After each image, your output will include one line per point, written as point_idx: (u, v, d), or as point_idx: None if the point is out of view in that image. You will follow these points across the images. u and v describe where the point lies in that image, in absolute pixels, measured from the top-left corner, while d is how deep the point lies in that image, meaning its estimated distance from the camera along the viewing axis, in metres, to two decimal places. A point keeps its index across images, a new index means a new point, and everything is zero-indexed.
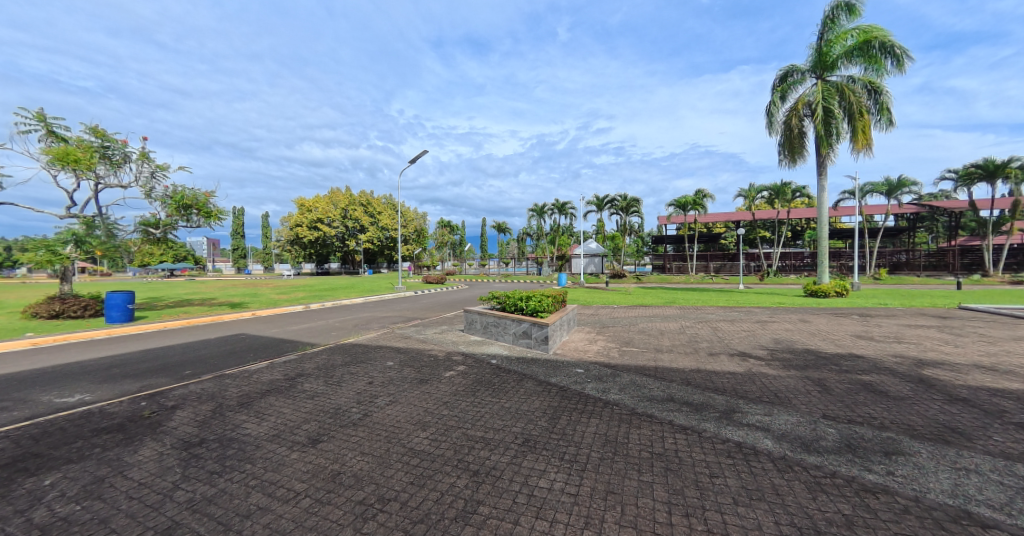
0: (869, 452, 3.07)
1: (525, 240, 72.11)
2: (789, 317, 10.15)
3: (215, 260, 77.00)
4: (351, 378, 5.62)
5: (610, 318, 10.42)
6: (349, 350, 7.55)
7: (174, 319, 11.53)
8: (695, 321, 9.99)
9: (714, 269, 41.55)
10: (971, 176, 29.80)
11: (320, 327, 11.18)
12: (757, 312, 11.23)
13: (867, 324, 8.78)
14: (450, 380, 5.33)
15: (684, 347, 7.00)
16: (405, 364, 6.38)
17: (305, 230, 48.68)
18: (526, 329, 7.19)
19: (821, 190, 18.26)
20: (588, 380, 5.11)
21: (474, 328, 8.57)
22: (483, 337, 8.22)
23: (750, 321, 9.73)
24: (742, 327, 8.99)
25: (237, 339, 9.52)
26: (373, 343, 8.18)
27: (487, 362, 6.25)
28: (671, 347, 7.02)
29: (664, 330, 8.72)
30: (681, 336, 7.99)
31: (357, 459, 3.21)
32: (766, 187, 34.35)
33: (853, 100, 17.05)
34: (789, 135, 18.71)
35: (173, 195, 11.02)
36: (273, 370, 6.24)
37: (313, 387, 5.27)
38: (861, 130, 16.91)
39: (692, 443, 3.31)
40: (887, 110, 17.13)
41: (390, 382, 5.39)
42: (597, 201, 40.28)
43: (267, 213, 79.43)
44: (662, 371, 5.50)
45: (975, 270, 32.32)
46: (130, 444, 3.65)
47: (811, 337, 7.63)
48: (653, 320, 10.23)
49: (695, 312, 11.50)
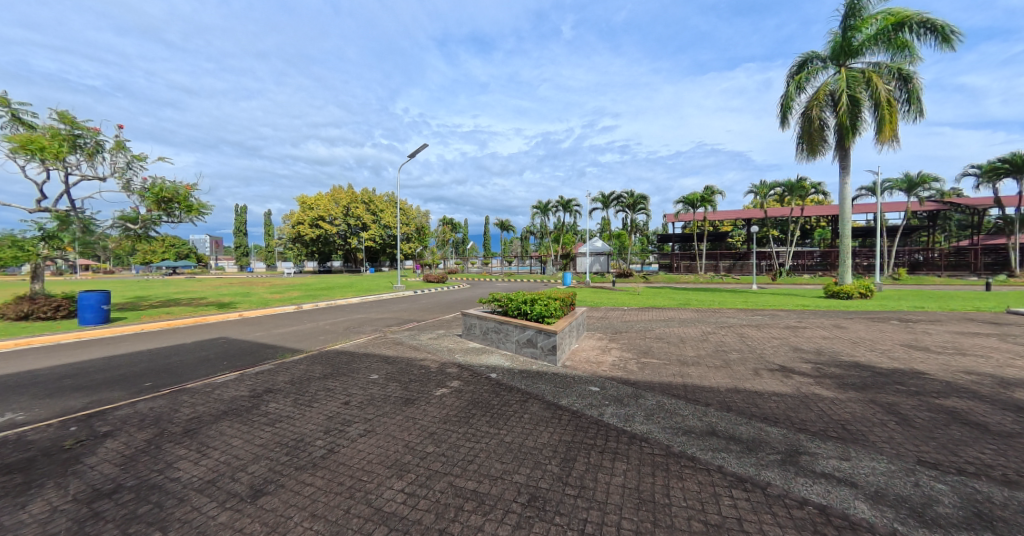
0: (1015, 528, 2.20)
1: (529, 238, 71.29)
2: (820, 322, 9.20)
3: (217, 258, 76.80)
4: (325, 396, 4.80)
5: (622, 323, 9.51)
6: (332, 359, 6.72)
7: (154, 321, 10.75)
8: (716, 326, 9.05)
9: (724, 268, 40.32)
10: (997, 172, 28.62)
11: (309, 330, 10.38)
12: (782, 316, 10.32)
13: (914, 332, 7.83)
14: (442, 401, 4.49)
15: (713, 359, 6.09)
16: (391, 376, 5.55)
17: (306, 228, 48.04)
18: (530, 337, 6.36)
19: (843, 186, 17.18)
20: (606, 404, 4.24)
21: (472, 335, 7.73)
22: (483, 344, 7.38)
23: (779, 327, 8.77)
24: (772, 334, 8.06)
25: (217, 343, 8.72)
26: (360, 351, 7.33)
27: (485, 377, 5.37)
28: (697, 359, 6.12)
29: (685, 337, 7.82)
30: (705, 345, 7.08)
31: (304, 527, 2.38)
32: (779, 184, 33.08)
33: (880, 88, 15.99)
34: (808, 127, 17.61)
35: (152, 188, 10.24)
36: (240, 384, 5.41)
37: (278, 408, 4.45)
38: (889, 120, 15.80)
39: (758, 507, 2.44)
40: (917, 99, 16.10)
41: (369, 403, 4.53)
42: (603, 198, 39.25)
43: (270, 211, 79.13)
44: (694, 391, 4.63)
45: (1000, 269, 30.92)
46: (21, 495, 2.81)
47: (856, 346, 6.71)
48: (670, 324, 9.31)
49: (714, 316, 10.59)
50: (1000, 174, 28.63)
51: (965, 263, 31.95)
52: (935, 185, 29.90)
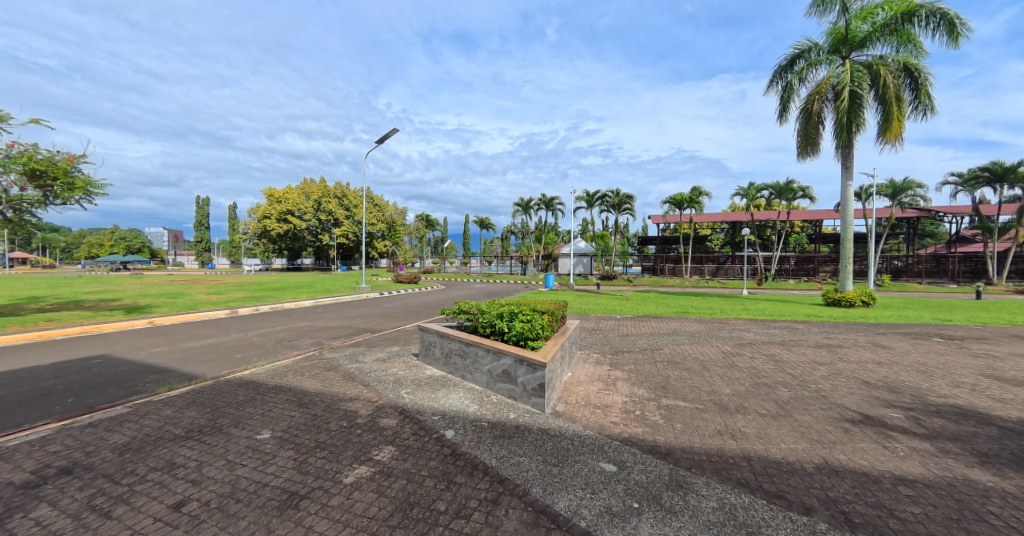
0: None
1: (509, 239, 69.53)
2: (853, 339, 7.69)
3: (178, 253, 71.98)
4: (153, 487, 2.80)
5: (621, 339, 7.73)
6: (223, 399, 4.66)
7: (24, 331, 8.28)
8: (734, 344, 7.40)
9: (709, 272, 39.45)
10: (978, 179, 28.51)
11: (227, 345, 8.16)
12: (802, 330, 8.83)
13: (978, 356, 6.36)
14: (349, 504, 2.56)
15: (763, 401, 4.38)
16: (289, 438, 3.58)
17: (274, 222, 44.75)
18: (506, 368, 4.53)
19: (841, 187, 15.99)
20: (635, 514, 2.42)
21: (432, 357, 5.91)
22: (445, 373, 5.52)
23: (811, 346, 7.17)
24: (810, 356, 6.45)
25: (89, 364, 6.44)
26: (273, 382, 5.30)
27: (435, 439, 3.48)
28: (740, 401, 4.39)
29: (705, 362, 6.09)
30: (738, 376, 5.35)
31: None
32: (766, 186, 32.24)
33: (888, 82, 14.18)
34: (808, 123, 15.88)
35: (17, 157, 7.84)
36: (36, 453, 3.32)
37: (38, 524, 2.41)
38: (897, 118, 14.01)
39: None
40: (927, 95, 14.45)
41: (216, 509, 2.55)
42: (586, 197, 37.70)
43: (235, 204, 74.41)
44: (769, 474, 2.88)
45: (979, 277, 30.76)
46: None
47: (931, 379, 5.14)
48: (678, 342, 7.61)
49: (724, 330, 8.96)
50: (981, 181, 28.53)
51: (943, 271, 31.80)
52: (919, 191, 29.67)
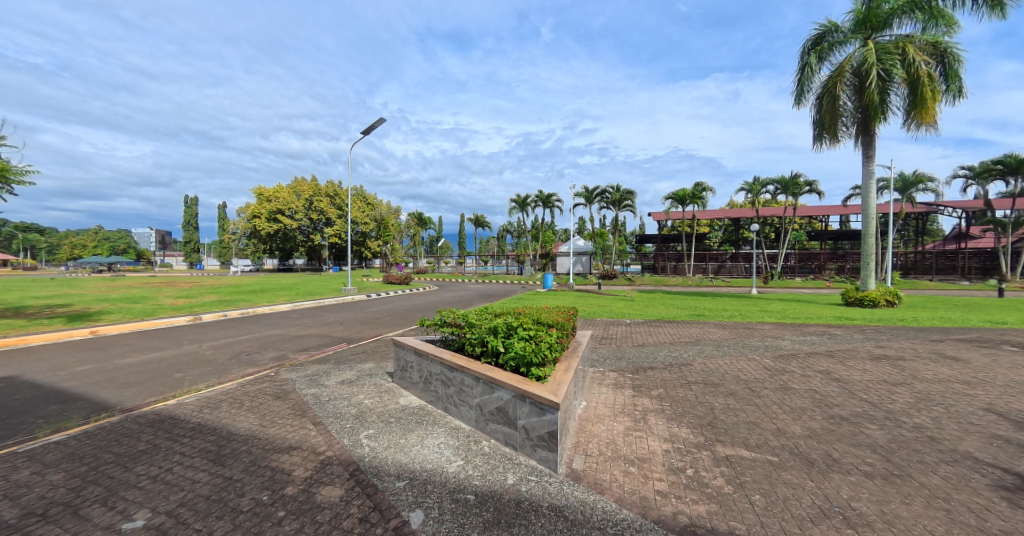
0: None
1: (505, 238, 68.25)
2: (912, 349, 6.51)
3: (166, 254, 70.37)
4: None
5: (639, 352, 6.54)
6: (113, 450, 3.37)
7: None
8: (775, 357, 6.18)
9: (712, 271, 38.32)
10: (991, 172, 27.48)
11: (173, 361, 6.87)
12: (844, 337, 7.67)
13: None
14: None
15: (861, 452, 3.15)
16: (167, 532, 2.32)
17: (264, 222, 43.24)
18: (502, 405, 3.33)
19: (864, 177, 14.67)
20: None
21: (410, 381, 4.73)
22: (425, 404, 4.32)
23: (869, 359, 5.96)
24: (874, 373, 5.25)
25: None
26: (198, 420, 4.03)
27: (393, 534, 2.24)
28: (831, 451, 3.16)
29: (751, 384, 4.86)
30: (803, 404, 4.15)
31: None
32: (771, 180, 31.08)
33: (918, 61, 12.96)
34: (830, 108, 14.61)
35: None
36: None
37: None
38: (930, 101, 12.81)
39: None
40: (958, 76, 13.35)
41: None
42: (585, 193, 36.45)
43: (224, 205, 72.63)
44: None
45: (991, 274, 29.69)
46: None
47: None
48: (707, 354, 6.38)
49: (754, 338, 7.78)
50: (994, 174, 27.51)
51: (953, 267, 30.79)
52: (930, 185, 28.53)
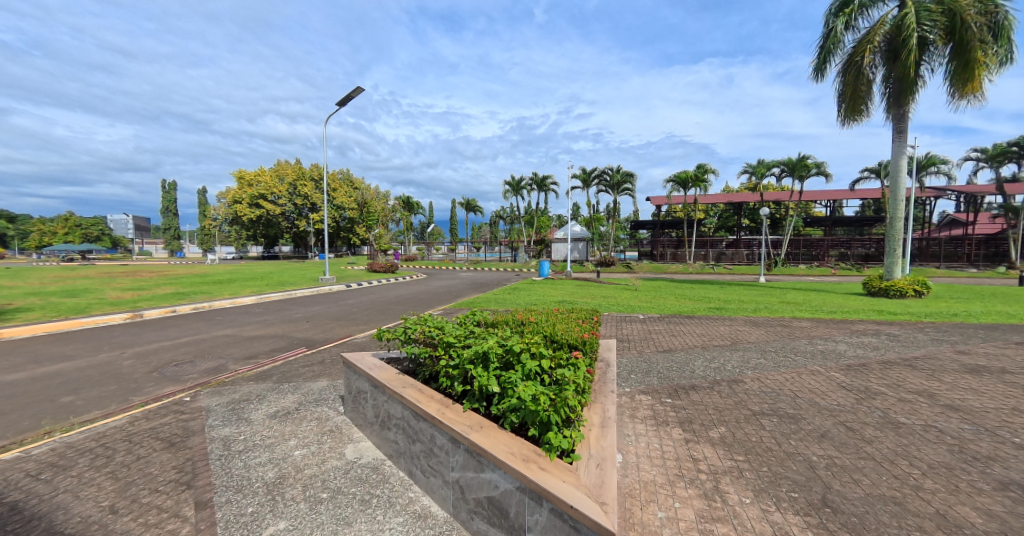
0: None
1: (498, 224, 66.37)
2: (1009, 357, 5.20)
3: (144, 242, 67.18)
4: None
5: (669, 363, 5.15)
6: None
7: None
8: (845, 369, 4.82)
9: (713, 257, 37.13)
10: (1006, 155, 26.30)
11: (75, 375, 5.34)
12: (908, 339, 6.33)
13: None
14: None
15: None
16: None
17: (245, 207, 40.88)
18: (498, 496, 1.91)
19: (894, 155, 13.30)
20: None
21: (365, 420, 3.29)
22: (381, 462, 2.89)
23: (965, 373, 4.65)
24: (996, 398, 3.91)
25: None
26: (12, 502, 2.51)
27: None
28: None
29: (844, 418, 3.47)
30: (950, 461, 2.76)
31: None
32: (778, 162, 29.65)
33: (968, 21, 11.45)
34: (857, 80, 13.20)
35: None
36: None
37: None
38: (977, 68, 11.48)
39: None
40: (1007, 39, 11.95)
41: None
42: (583, 175, 34.72)
43: (206, 190, 69.78)
44: None
45: (998, 261, 28.94)
46: None
47: None
48: (757, 365, 4.99)
49: (802, 340, 6.40)
50: (1009, 157, 26.34)
51: (959, 254, 29.98)
52: (943, 167, 27.23)
